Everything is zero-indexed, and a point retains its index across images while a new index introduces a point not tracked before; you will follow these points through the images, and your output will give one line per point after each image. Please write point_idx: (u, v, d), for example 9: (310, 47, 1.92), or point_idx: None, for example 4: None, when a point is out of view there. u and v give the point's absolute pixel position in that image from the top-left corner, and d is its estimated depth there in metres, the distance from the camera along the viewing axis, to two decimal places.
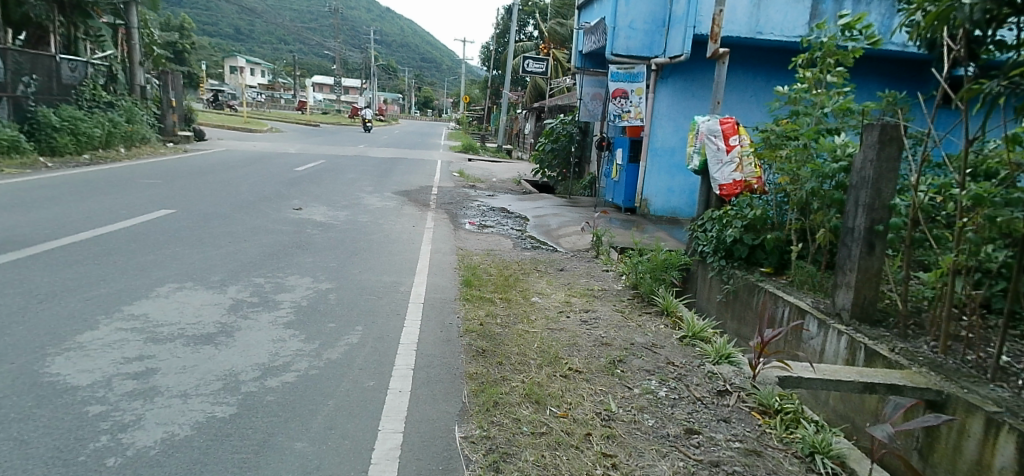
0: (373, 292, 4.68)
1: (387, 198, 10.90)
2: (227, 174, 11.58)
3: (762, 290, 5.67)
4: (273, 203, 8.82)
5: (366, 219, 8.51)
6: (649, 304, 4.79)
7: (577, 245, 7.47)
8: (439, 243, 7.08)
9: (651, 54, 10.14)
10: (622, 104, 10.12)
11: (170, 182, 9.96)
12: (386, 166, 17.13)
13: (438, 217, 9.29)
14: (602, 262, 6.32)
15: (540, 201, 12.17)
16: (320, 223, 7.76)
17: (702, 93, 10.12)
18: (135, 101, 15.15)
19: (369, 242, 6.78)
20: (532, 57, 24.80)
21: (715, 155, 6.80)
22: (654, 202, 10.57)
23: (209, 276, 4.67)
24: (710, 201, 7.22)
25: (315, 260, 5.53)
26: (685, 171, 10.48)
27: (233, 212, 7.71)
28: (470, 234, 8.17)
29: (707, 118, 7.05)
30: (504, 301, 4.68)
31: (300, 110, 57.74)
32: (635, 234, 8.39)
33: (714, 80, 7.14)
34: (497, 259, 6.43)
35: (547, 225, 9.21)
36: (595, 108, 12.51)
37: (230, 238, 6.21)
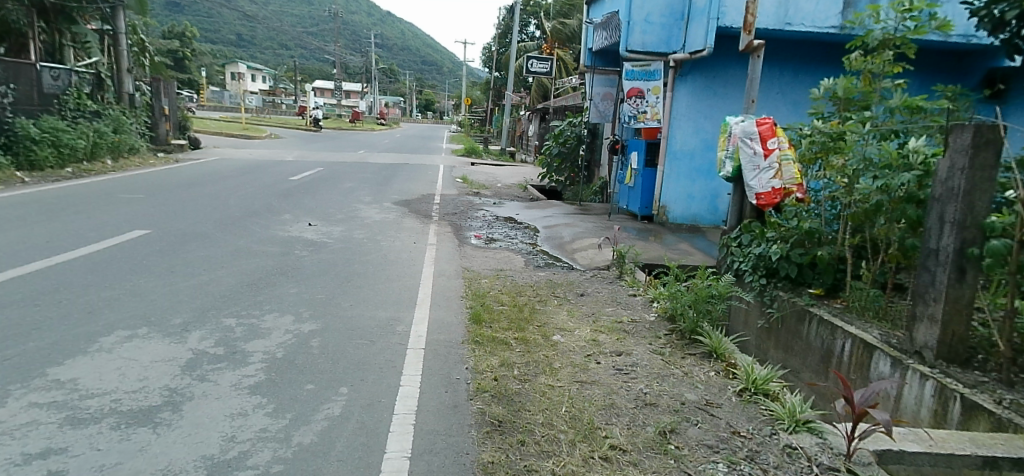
0: (364, 334, 3.94)
1: (386, 209, 10.18)
2: (217, 186, 10.88)
3: (816, 318, 4.89)
4: (262, 219, 8.11)
5: (362, 235, 7.79)
6: (694, 344, 4.03)
7: (597, 262, 6.74)
8: (443, 264, 6.35)
9: (669, 49, 9.36)
10: (637, 104, 9.59)
11: (152, 196, 9.26)
12: (387, 173, 16.42)
13: (442, 231, 8.55)
14: (628, 285, 5.57)
15: (550, 209, 11.42)
16: (311, 242, 7.05)
17: (725, 91, 9.37)
18: (122, 109, 14.48)
19: (364, 264, 6.06)
20: (536, 56, 24.12)
21: (751, 160, 6.09)
22: (673, 209, 9.77)
23: (170, 318, 3.94)
24: (745, 210, 6.45)
25: (300, 292, 4.80)
26: (706, 176, 9.72)
27: (215, 231, 7.00)
28: (476, 250, 7.43)
29: (740, 119, 6.36)
30: (521, 343, 3.93)
31: (300, 116, 57.21)
32: (658, 248, 7.66)
33: (747, 77, 6.41)
34: (509, 282, 5.70)
35: (560, 237, 8.47)
36: (606, 109, 11.83)
37: (205, 264, 5.48)
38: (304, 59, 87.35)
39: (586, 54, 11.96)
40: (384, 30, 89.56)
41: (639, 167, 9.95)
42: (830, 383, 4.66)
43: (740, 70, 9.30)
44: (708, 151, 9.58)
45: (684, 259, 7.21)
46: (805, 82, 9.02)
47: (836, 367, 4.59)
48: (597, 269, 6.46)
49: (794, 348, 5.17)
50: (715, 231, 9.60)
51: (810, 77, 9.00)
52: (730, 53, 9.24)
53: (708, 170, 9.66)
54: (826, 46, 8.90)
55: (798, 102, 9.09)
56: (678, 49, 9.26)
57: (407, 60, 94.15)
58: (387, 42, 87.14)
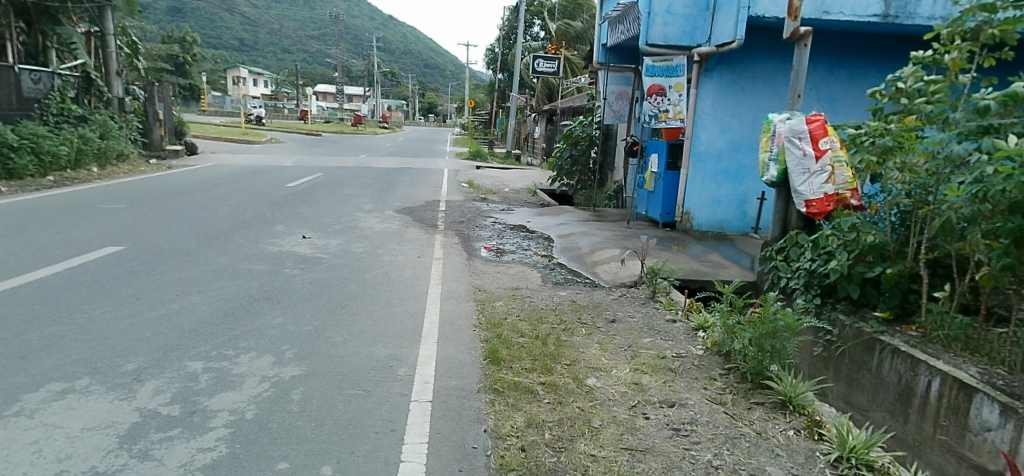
0: (357, 382, 3.22)
1: (388, 217, 9.49)
2: (207, 194, 10.22)
3: (886, 347, 4.18)
4: (251, 231, 7.41)
5: (361, 248, 7.09)
6: (761, 392, 3.30)
7: (624, 280, 6.02)
8: (451, 283, 5.62)
9: (693, 42, 8.71)
10: (658, 103, 8.81)
11: (135, 206, 8.59)
12: (389, 179, 15.74)
13: (448, 242, 7.85)
14: (664, 308, 4.85)
15: (563, 215, 10.69)
16: (304, 257, 6.34)
17: (754, 88, 8.68)
18: (111, 114, 13.85)
19: (362, 284, 5.34)
20: (542, 56, 23.47)
21: (799, 162, 5.43)
22: (698, 215, 9.08)
23: (121, 362, 3.24)
24: (790, 217, 5.78)
25: (285, 323, 4.09)
26: (734, 179, 9.01)
27: (197, 246, 6.31)
28: (487, 265, 6.71)
29: (784, 116, 5.68)
30: (550, 390, 3.21)
31: (302, 120, 56.79)
32: (689, 261, 6.93)
33: (792, 69, 5.69)
34: (527, 305, 4.97)
35: (578, 249, 7.75)
36: (621, 109, 11.10)
37: (179, 286, 4.78)
38: (307, 63, 86.97)
39: (601, 50, 11.18)
40: (386, 33, 89.17)
41: (660, 170, 9.26)
42: (909, 427, 3.94)
43: (772, 63, 8.62)
44: (735, 152, 8.90)
45: (720, 273, 6.47)
46: (840, 76, 8.31)
47: (918, 408, 3.87)
48: (624, 287, 5.75)
49: (858, 381, 4.44)
50: (743, 239, 8.87)
51: (845, 71, 8.29)
52: (759, 47, 8.57)
53: (736, 173, 8.98)
54: (863, 37, 8.18)
55: (832, 98, 8.37)
56: (703, 42, 8.60)
57: (410, 63, 93.70)
58: (389, 45, 86.76)
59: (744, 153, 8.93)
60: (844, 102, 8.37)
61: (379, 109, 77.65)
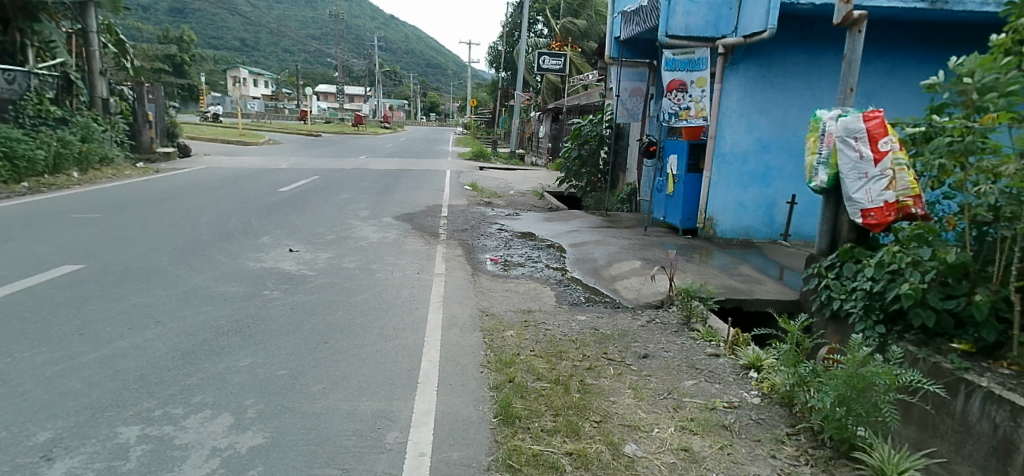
0: (334, 457, 2.51)
1: (385, 226, 8.80)
2: (192, 201, 9.55)
3: (973, 388, 3.37)
4: (232, 244, 6.73)
5: (353, 261, 6.40)
6: (847, 466, 2.62)
7: (649, 300, 5.33)
8: (453, 306, 4.93)
9: (717, 34, 7.98)
10: (679, 100, 8.17)
11: (110, 215, 7.92)
12: (389, 181, 15.06)
13: (451, 254, 7.17)
14: (702, 339, 4.14)
15: (574, 221, 9.99)
16: (288, 275, 5.65)
17: (782, 83, 8.01)
18: (95, 116, 13.26)
19: (352, 309, 4.65)
20: (547, 53, 22.83)
21: (854, 165, 4.73)
22: (722, 221, 8.37)
23: (33, 432, 2.55)
24: (840, 228, 5.08)
25: (253, 364, 3.40)
26: (761, 182, 8.30)
27: (168, 262, 5.63)
28: (495, 281, 6.01)
29: (836, 112, 4.98)
30: (581, 466, 2.52)
31: (302, 120, 56.17)
32: (719, 276, 6.22)
33: (844, 58, 5.00)
34: (542, 336, 4.27)
35: (594, 261, 7.05)
36: (635, 107, 10.41)
37: (136, 314, 4.10)
38: (308, 62, 86.43)
39: (613, 43, 10.42)
40: (388, 33, 88.90)
41: (681, 172, 8.56)
42: None
43: (803, 56, 7.95)
44: (763, 153, 8.21)
45: (756, 290, 5.75)
46: (878, 69, 7.58)
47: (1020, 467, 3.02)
48: (650, 310, 5.06)
49: (937, 427, 3.60)
50: (772, 248, 8.16)
51: (884, 63, 7.56)
52: (788, 38, 7.90)
53: (763, 175, 8.28)
54: (905, 26, 7.44)
55: (871, 93, 7.65)
56: (729, 33, 7.84)
57: (412, 63, 93.18)
58: (391, 45, 86.27)
59: (772, 154, 8.24)
60: (882, 98, 7.66)
61: (381, 109, 77.13)
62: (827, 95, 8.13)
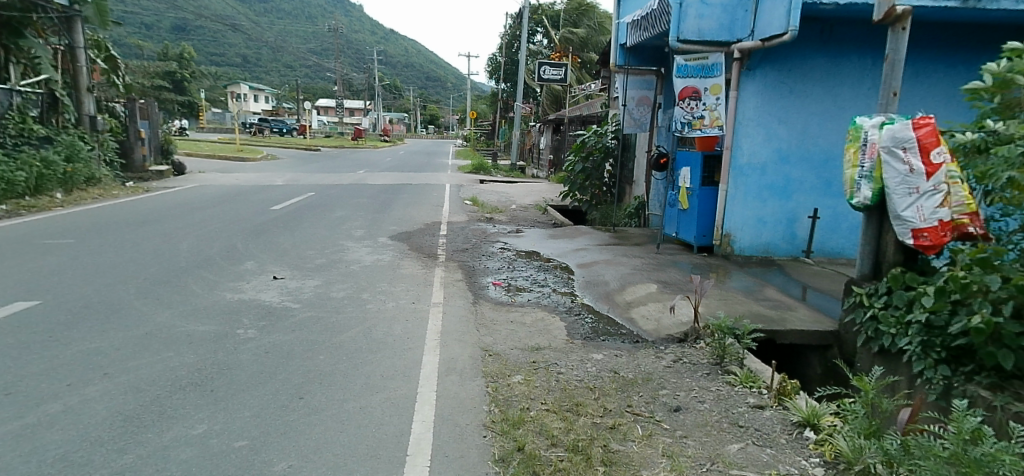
0: None
1: (381, 247, 8.24)
2: (177, 222, 9.02)
3: None
4: (212, 271, 6.18)
5: (342, 290, 5.82)
6: None
7: (672, 333, 4.78)
8: (451, 345, 4.36)
9: (731, 37, 7.48)
10: (692, 108, 7.62)
11: (85, 240, 7.39)
12: (387, 197, 14.54)
13: (451, 278, 6.61)
14: (740, 386, 3.59)
15: (580, 238, 9.44)
16: (268, 307, 5.08)
17: (801, 89, 7.50)
18: (82, 133, 12.80)
19: (335, 351, 4.08)
20: (547, 63, 22.42)
21: (902, 179, 4.13)
22: (740, 237, 7.83)
23: None
24: (884, 249, 4.50)
25: (206, 433, 2.83)
26: (780, 195, 7.77)
27: (135, 295, 5.08)
28: (498, 310, 5.44)
29: (878, 119, 4.40)
30: None
31: (302, 135, 55.88)
32: (745, 301, 5.66)
33: (886, 59, 4.46)
34: (554, 383, 3.69)
35: (605, 285, 6.49)
36: (642, 116, 9.98)
37: (82, 365, 3.54)
38: (307, 77, 86.45)
39: (619, 51, 9.91)
40: (387, 47, 88.96)
41: (694, 186, 8.03)
42: None
43: (823, 60, 7.45)
44: (782, 164, 7.70)
45: (788, 318, 5.18)
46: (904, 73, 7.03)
47: None
48: (676, 347, 4.50)
49: None
50: (794, 266, 7.61)
51: (911, 66, 7.01)
52: (807, 42, 7.40)
53: (783, 188, 7.75)
54: (933, 27, 6.89)
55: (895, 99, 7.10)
56: (744, 36, 7.38)
57: (411, 75, 93.19)
58: (390, 58, 86.29)
59: (792, 165, 7.71)
60: (907, 105, 7.12)
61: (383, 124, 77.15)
62: (849, 102, 7.61)
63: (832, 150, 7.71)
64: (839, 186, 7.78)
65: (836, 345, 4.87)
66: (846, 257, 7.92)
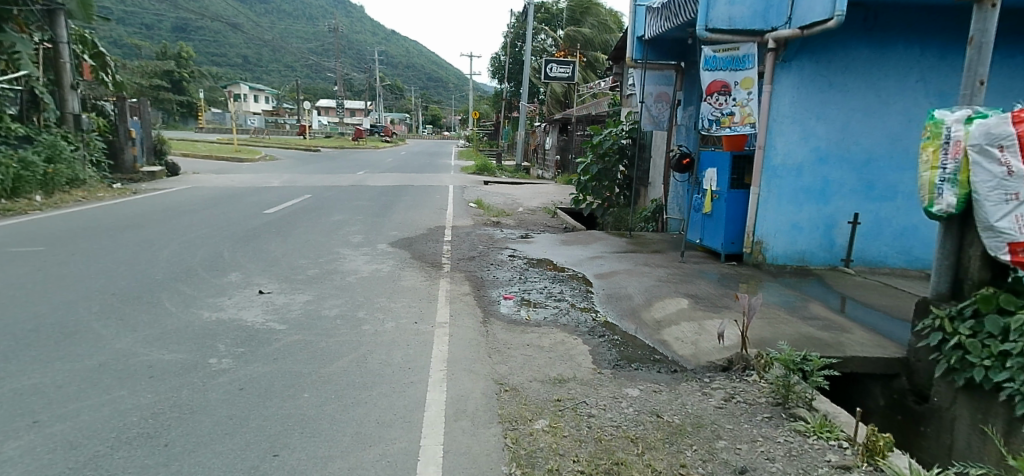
0: None
1: (380, 255, 7.61)
2: (161, 228, 8.41)
3: None
4: (189, 284, 5.54)
5: (335, 307, 5.17)
6: None
7: (714, 360, 4.13)
8: (460, 377, 3.71)
9: (765, 25, 6.86)
10: (721, 104, 7.06)
11: (56, 248, 6.78)
12: (389, 199, 13.91)
13: (458, 291, 5.97)
14: (814, 436, 2.93)
15: (595, 244, 8.78)
16: (248, 329, 4.44)
17: (841, 83, 6.88)
18: (64, 133, 12.25)
19: (321, 386, 3.42)
20: (554, 60, 21.79)
21: (996, 184, 3.48)
22: (773, 244, 7.19)
23: None
24: (967, 265, 3.85)
25: None
26: (818, 198, 7.13)
27: (96, 314, 4.46)
28: (512, 331, 4.80)
29: (962, 114, 3.76)
30: None
31: (303, 135, 55.29)
32: (791, 321, 4.99)
33: (971, 43, 3.83)
34: (587, 430, 3.03)
35: (629, 300, 5.83)
36: (660, 113, 9.51)
37: (10, 411, 2.92)
38: (309, 77, 85.97)
39: (636, 44, 9.23)
40: (390, 47, 88.45)
41: (722, 189, 7.42)
42: None
43: (865, 51, 6.84)
44: (819, 165, 7.06)
45: (845, 342, 4.53)
46: None
47: None
48: (722, 379, 3.85)
49: None
50: (834, 277, 6.94)
51: None
52: (849, 31, 6.79)
53: (820, 190, 7.11)
54: None
55: None
56: (780, 24, 6.75)
57: (415, 76, 92.61)
58: (393, 59, 85.75)
59: (830, 166, 7.08)
60: None
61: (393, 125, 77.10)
62: (894, 96, 6.97)
63: (874, 150, 7.06)
64: (882, 188, 7.12)
65: (904, 374, 4.20)
66: (889, 266, 7.24)
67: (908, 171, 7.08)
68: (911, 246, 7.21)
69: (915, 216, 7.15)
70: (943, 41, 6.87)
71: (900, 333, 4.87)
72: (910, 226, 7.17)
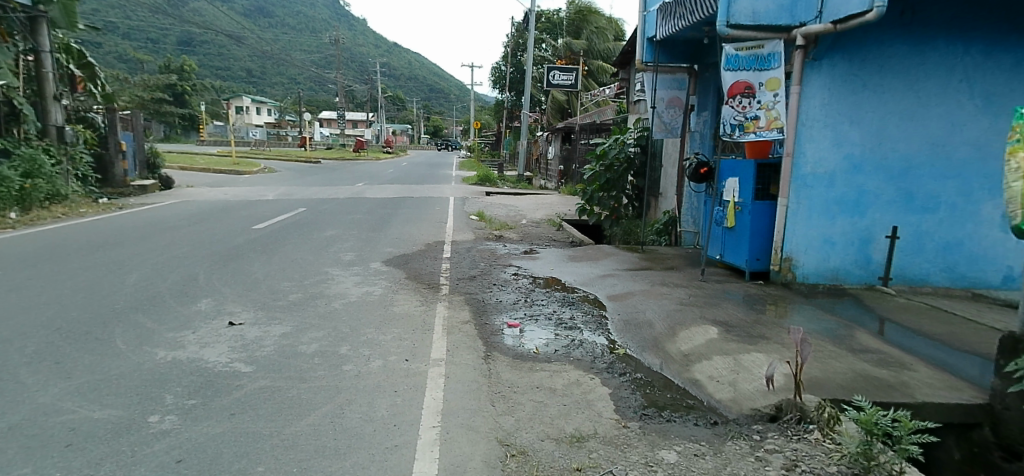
0: None
1: (372, 275, 6.95)
2: (136, 247, 7.77)
3: None
4: (151, 315, 4.89)
5: (314, 340, 4.52)
6: None
7: (759, 408, 3.47)
8: (456, 437, 3.05)
9: (793, 20, 6.23)
10: (745, 107, 6.44)
11: (14, 272, 6.14)
12: (386, 212, 13.30)
13: (456, 319, 5.31)
14: None
15: (606, 261, 8.12)
16: (207, 372, 3.78)
17: (876, 82, 6.23)
18: (46, 146, 11.59)
19: (282, 457, 2.77)
20: (557, 67, 21.24)
21: None
22: (803, 261, 6.51)
23: None
24: None
25: None
26: (852, 209, 6.45)
27: (30, 357, 3.81)
28: (518, 369, 4.13)
29: None
30: None
31: (303, 147, 54.82)
32: (840, 356, 4.32)
33: None
34: None
35: (649, 327, 5.15)
36: (672, 119, 8.99)
37: None
38: (310, 88, 85.69)
39: (646, 45, 8.68)
40: (390, 59, 88.37)
41: (745, 200, 6.76)
42: None
43: (902, 48, 6.19)
44: (853, 173, 6.39)
45: (910, 383, 3.86)
46: None
47: None
48: (775, 437, 3.18)
49: None
50: (872, 298, 6.26)
51: None
52: (883, 27, 6.15)
53: (855, 201, 6.43)
54: None
55: None
56: (809, 19, 6.09)
57: (415, 87, 92.36)
58: (394, 70, 85.67)
59: (866, 175, 6.40)
60: None
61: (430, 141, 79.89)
62: (935, 97, 6.31)
63: (915, 156, 6.38)
64: (923, 198, 6.43)
65: (987, 425, 3.52)
66: (931, 284, 6.55)
67: (951, 179, 6.41)
68: (955, 263, 6.52)
69: (959, 229, 6.47)
70: (988, 37, 6.21)
71: (969, 370, 4.19)
72: (953, 241, 6.49)
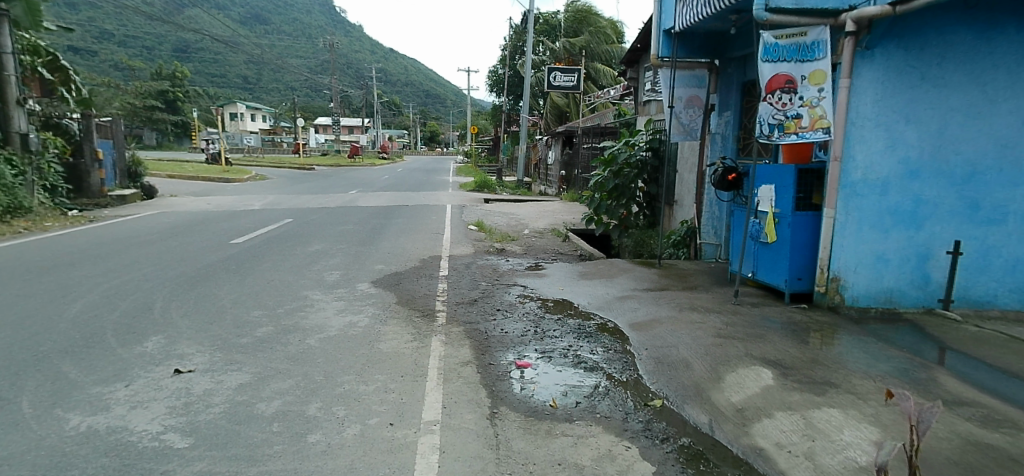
0: None
1: (358, 300, 6.06)
2: (93, 268, 6.87)
3: None
4: (80, 362, 3.99)
5: (277, 395, 3.62)
6: None
7: None
8: None
9: (841, 3, 5.41)
10: (784, 104, 5.60)
11: None
12: (379, 222, 12.41)
13: (454, 359, 4.42)
14: None
15: (622, 279, 7.23)
16: (127, 449, 2.89)
17: (936, 74, 5.39)
18: (8, 154, 10.73)
19: None
20: (558, 68, 20.40)
21: None
22: (852, 282, 5.66)
23: None
24: None
25: None
26: (908, 221, 5.59)
27: None
28: (534, 434, 3.26)
29: None
30: None
31: (298, 153, 53.98)
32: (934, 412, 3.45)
33: None
34: None
35: (686, 367, 4.28)
36: (692, 120, 8.15)
37: None
38: (306, 94, 84.93)
39: (662, 38, 7.81)
40: (387, 64, 87.67)
41: (784, 210, 5.88)
42: None
43: (965, 36, 5.37)
44: (909, 180, 5.54)
45: None
46: None
47: None
48: None
49: None
50: (935, 323, 5.40)
51: None
52: (944, 11, 5.33)
53: (911, 212, 5.57)
54: None
55: None
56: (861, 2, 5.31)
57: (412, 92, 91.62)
58: (390, 75, 84.91)
59: (924, 181, 5.54)
60: None
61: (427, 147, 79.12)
62: (1002, 92, 5.47)
63: (980, 160, 5.53)
64: (989, 209, 5.58)
65: None
66: (998, 307, 5.69)
67: (1021, 186, 5.57)
68: None
69: None
70: None
71: None
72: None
